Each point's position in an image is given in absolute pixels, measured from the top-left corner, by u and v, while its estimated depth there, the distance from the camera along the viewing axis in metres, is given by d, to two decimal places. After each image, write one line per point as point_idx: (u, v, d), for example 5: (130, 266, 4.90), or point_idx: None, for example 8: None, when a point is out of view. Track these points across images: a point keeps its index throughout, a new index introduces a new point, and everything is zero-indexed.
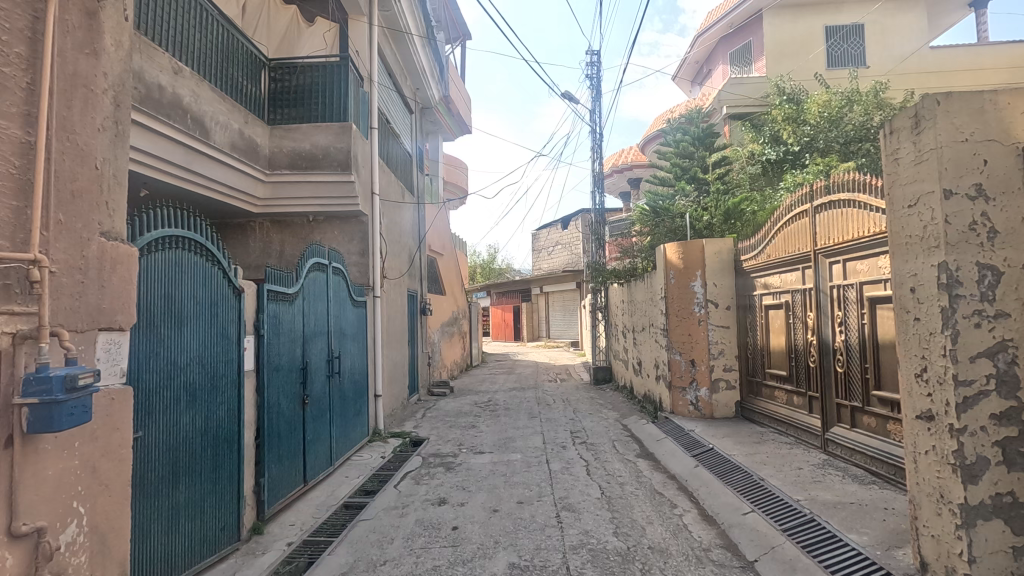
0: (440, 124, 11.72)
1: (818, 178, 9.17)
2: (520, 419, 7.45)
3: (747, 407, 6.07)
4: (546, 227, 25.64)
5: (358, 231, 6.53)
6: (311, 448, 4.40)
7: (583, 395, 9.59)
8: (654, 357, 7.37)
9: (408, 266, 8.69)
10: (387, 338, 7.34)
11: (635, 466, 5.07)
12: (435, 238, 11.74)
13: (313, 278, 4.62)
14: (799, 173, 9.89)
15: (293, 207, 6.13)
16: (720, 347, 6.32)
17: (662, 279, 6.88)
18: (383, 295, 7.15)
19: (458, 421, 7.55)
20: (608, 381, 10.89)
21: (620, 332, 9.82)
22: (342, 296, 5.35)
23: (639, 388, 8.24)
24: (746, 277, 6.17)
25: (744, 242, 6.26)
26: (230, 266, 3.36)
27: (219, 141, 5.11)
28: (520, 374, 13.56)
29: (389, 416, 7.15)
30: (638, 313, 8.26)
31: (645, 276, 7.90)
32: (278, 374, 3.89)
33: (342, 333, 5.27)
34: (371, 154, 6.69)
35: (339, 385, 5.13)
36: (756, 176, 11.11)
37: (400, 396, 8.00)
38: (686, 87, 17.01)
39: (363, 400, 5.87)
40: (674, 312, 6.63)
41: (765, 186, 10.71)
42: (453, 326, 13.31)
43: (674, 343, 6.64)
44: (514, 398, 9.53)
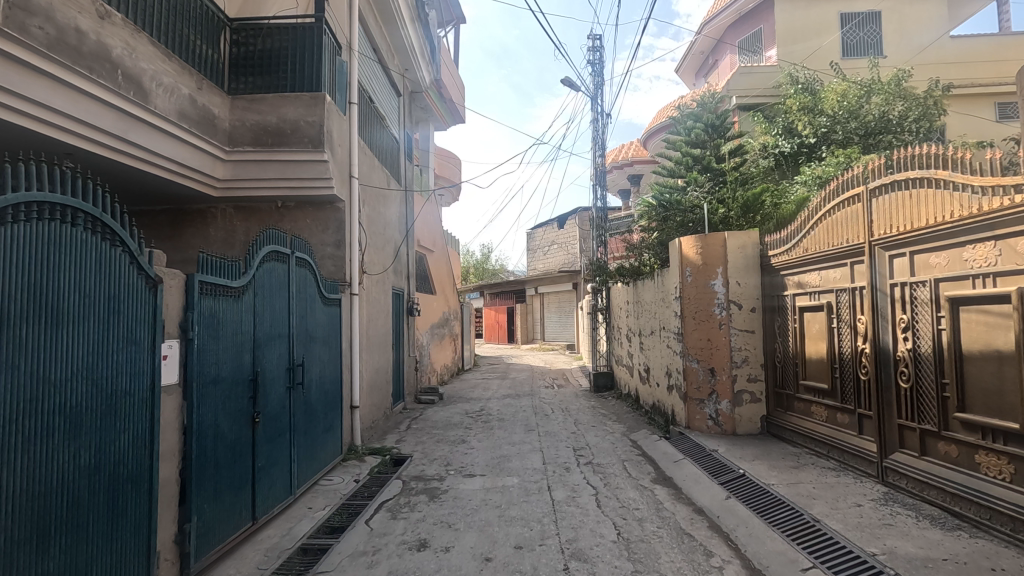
0: (432, 111, 10.95)
1: (840, 170, 8.44)
2: (516, 432, 6.68)
3: (776, 423, 5.33)
4: (542, 226, 24.95)
5: (333, 220, 5.74)
6: (264, 477, 3.61)
7: (584, 405, 8.84)
8: (665, 364, 6.63)
9: (393, 262, 7.90)
10: (367, 342, 6.55)
11: (653, 494, 4.31)
12: (425, 234, 10.99)
13: (270, 270, 3.82)
14: (816, 166, 9.18)
15: (257, 191, 5.33)
16: (744, 355, 5.58)
17: (677, 277, 6.13)
18: (363, 293, 6.36)
19: (446, 434, 6.77)
20: (609, 388, 10.14)
21: (624, 336, 9.09)
22: (311, 292, 4.59)
23: (647, 398, 7.50)
24: (774, 275, 5.42)
25: (772, 235, 5.51)
26: (141, 249, 2.55)
27: (163, 107, 4.32)
28: (515, 379, 12.80)
29: (368, 428, 6.36)
30: (647, 315, 7.51)
31: (654, 274, 7.16)
32: (217, 388, 3.09)
33: (308, 337, 4.49)
34: (349, 133, 5.90)
35: (304, 398, 4.35)
36: (769, 170, 10.40)
37: (383, 406, 7.21)
38: (690, 80, 16.34)
39: (334, 414, 5.08)
40: (690, 314, 5.88)
41: (780, 180, 9.97)
42: (444, 327, 12.53)
43: (690, 349, 5.88)
44: (509, 407, 8.77)
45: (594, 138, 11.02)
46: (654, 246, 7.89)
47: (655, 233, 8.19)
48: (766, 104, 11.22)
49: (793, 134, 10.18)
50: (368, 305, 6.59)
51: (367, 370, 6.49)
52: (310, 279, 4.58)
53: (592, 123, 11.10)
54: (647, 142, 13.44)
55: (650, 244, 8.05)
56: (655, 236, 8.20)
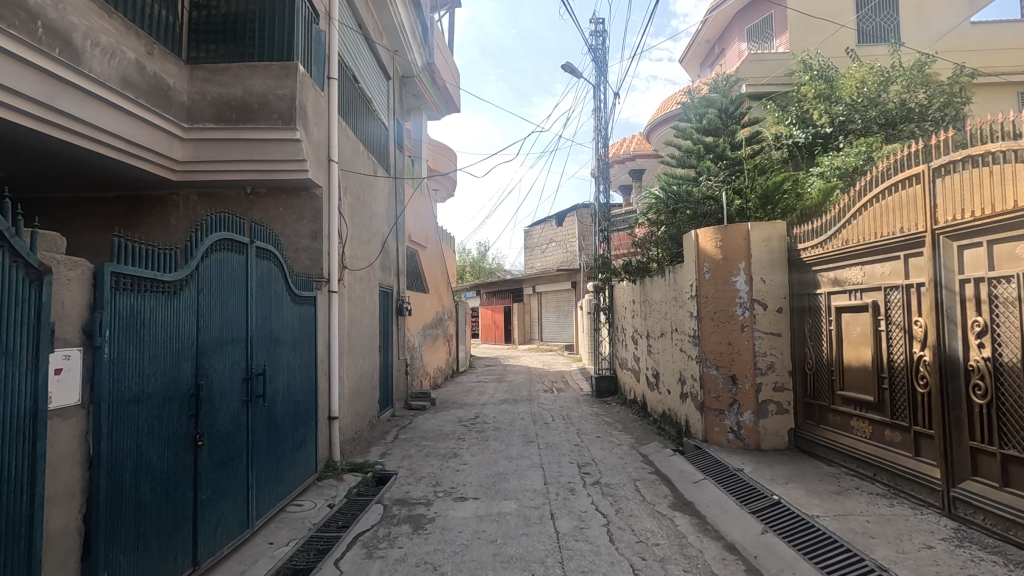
0: (424, 98, 10.35)
1: (863, 160, 7.82)
2: (514, 444, 6.08)
3: (807, 438, 4.73)
4: (540, 224, 24.36)
5: (308, 208, 5.12)
6: (210, 512, 2.98)
7: (586, 412, 8.24)
8: (678, 369, 6.04)
9: (380, 256, 7.26)
10: (350, 345, 5.93)
11: (673, 525, 3.71)
12: (418, 229, 10.38)
13: (221, 261, 3.20)
14: (834, 156, 8.57)
15: (221, 174, 4.70)
16: (769, 361, 4.99)
17: (692, 274, 5.53)
18: (344, 290, 5.74)
19: (437, 446, 6.16)
20: (613, 393, 9.54)
21: (629, 338, 8.50)
22: (277, 287, 3.97)
23: (657, 406, 6.90)
24: (805, 270, 4.83)
25: (801, 227, 4.92)
26: (17, 229, 1.90)
27: (102, 72, 3.70)
28: (512, 382, 12.20)
29: (350, 441, 5.74)
30: (656, 316, 6.91)
31: (664, 271, 6.57)
32: (142, 407, 2.46)
33: (273, 341, 3.88)
34: (327, 111, 5.27)
35: (268, 412, 3.73)
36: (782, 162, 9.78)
37: (368, 415, 6.60)
38: (694, 72, 15.77)
39: (306, 427, 4.46)
40: (708, 314, 5.29)
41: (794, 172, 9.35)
42: (437, 328, 11.93)
43: (708, 353, 5.29)
44: (506, 414, 8.17)
45: (596, 128, 10.42)
46: (663, 241, 7.24)
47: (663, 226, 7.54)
48: (777, 92, 10.59)
49: (807, 123, 9.55)
50: (350, 303, 5.96)
51: (349, 376, 5.87)
52: (276, 273, 3.97)
53: (594, 113, 10.48)
54: (651, 135, 12.86)
55: (658, 238, 7.40)
56: (663, 230, 7.55)
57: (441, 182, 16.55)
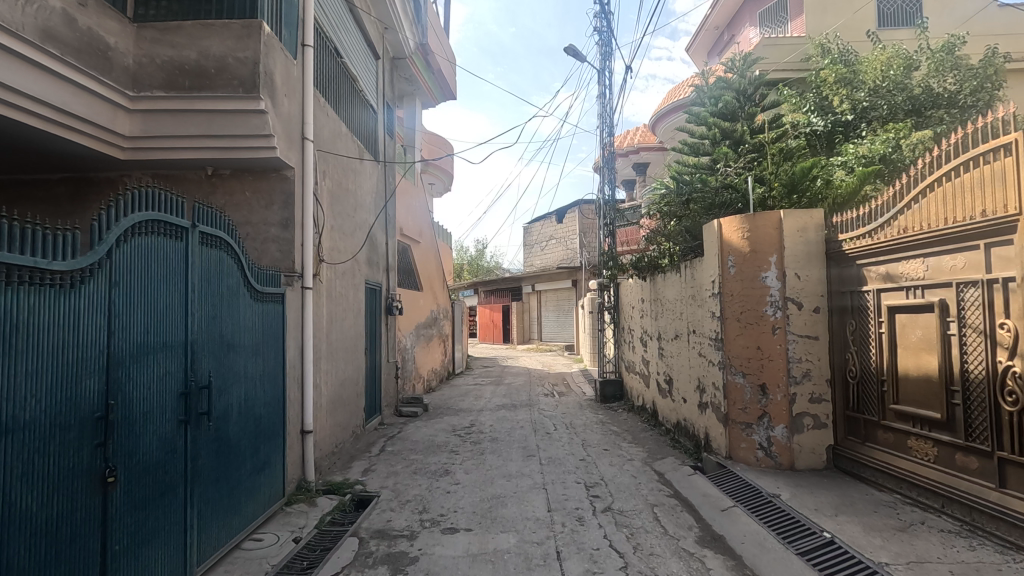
0: (417, 83, 9.73)
1: (890, 148, 7.16)
2: (513, 459, 5.45)
3: (850, 458, 4.12)
4: (540, 220, 23.71)
5: (279, 192, 4.49)
6: (129, 564, 2.35)
7: (591, 419, 7.61)
8: (696, 376, 5.41)
9: (365, 250, 6.62)
10: (329, 348, 5.29)
11: (704, 568, 3.08)
12: (410, 222, 9.75)
13: (148, 248, 2.56)
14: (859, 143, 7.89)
15: (175, 151, 4.08)
16: (804, 368, 4.36)
17: (714, 269, 4.91)
18: (322, 286, 5.09)
19: (427, 460, 5.53)
20: (619, 398, 8.91)
21: (638, 340, 7.88)
22: (229, 282, 3.33)
23: (670, 415, 6.28)
24: (848, 264, 4.20)
25: (842, 215, 4.30)
26: None
27: (15, 21, 3.07)
28: (510, 385, 11.58)
29: (327, 456, 5.10)
30: (669, 317, 6.29)
31: (680, 266, 5.93)
32: (12, 439, 1.83)
33: (225, 346, 3.24)
34: (301, 82, 4.63)
35: (217, 431, 3.09)
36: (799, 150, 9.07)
37: (351, 425, 5.97)
38: (701, 61, 15.13)
39: (270, 445, 3.83)
40: (734, 315, 4.67)
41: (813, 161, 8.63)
42: (432, 328, 11.30)
43: (732, 358, 4.67)
44: (504, 421, 7.54)
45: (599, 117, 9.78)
46: (675, 234, 6.57)
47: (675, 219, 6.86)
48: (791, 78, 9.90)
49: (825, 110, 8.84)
50: (328, 302, 5.31)
51: (327, 383, 5.22)
52: (230, 264, 3.34)
53: (597, 99, 9.83)
54: (658, 126, 12.54)
55: (670, 232, 6.73)
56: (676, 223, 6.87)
57: (437, 175, 15.93)
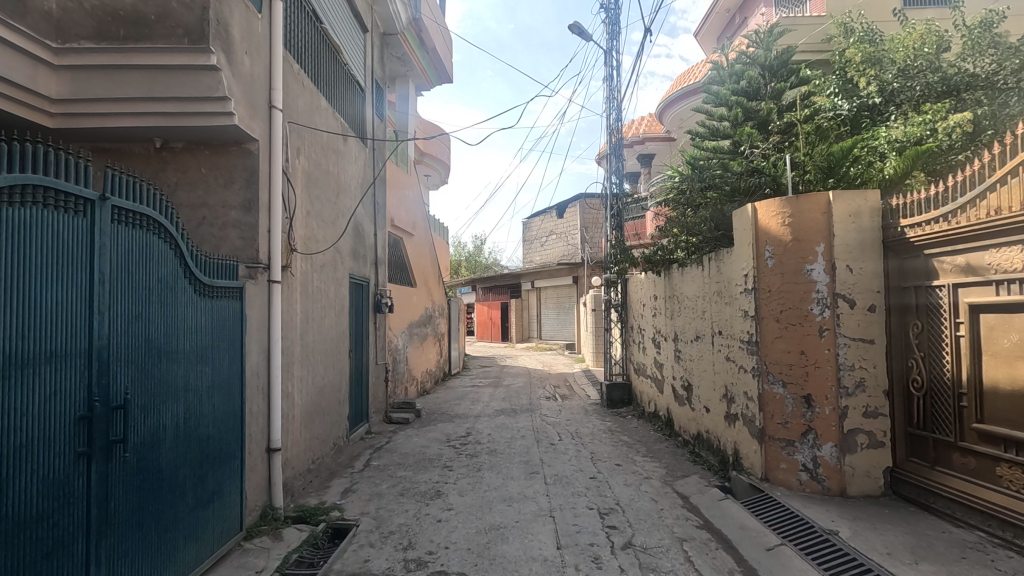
0: (411, 62, 9.05)
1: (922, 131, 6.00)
2: (514, 477, 4.81)
3: (916, 485, 3.47)
4: (540, 215, 23.03)
5: (241, 170, 3.83)
6: None
7: (598, 427, 6.97)
8: (722, 384, 4.76)
9: (349, 241, 5.95)
10: (303, 351, 4.62)
11: None
12: (403, 214, 9.08)
13: (28, 223, 1.90)
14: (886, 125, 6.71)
15: (114, 117, 3.44)
16: (858, 377, 3.71)
17: (747, 261, 4.25)
18: (295, 280, 4.43)
19: (417, 478, 4.88)
20: (627, 403, 8.26)
21: (649, 341, 7.23)
22: (161, 272, 2.66)
23: (689, 427, 5.63)
24: (914, 254, 3.55)
25: (905, 196, 3.65)
26: None
27: None
28: (509, 386, 10.93)
29: (301, 474, 4.45)
30: (689, 316, 5.62)
31: (702, 259, 5.27)
32: None
33: (156, 353, 2.57)
34: (267, 40, 3.95)
35: (140, 463, 2.42)
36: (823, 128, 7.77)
37: (331, 436, 5.31)
38: (710, 47, 14.44)
39: (222, 472, 3.16)
40: (772, 314, 4.03)
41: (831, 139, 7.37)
42: (426, 326, 10.65)
43: (769, 364, 4.03)
44: (503, 429, 6.89)
45: (606, 103, 9.13)
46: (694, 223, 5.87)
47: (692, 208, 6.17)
48: (812, 61, 9.11)
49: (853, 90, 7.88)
50: (303, 298, 4.64)
51: (301, 391, 4.56)
52: (162, 250, 2.66)
53: (604, 82, 9.16)
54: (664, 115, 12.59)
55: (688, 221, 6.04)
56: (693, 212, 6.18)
57: (433, 167, 15.23)
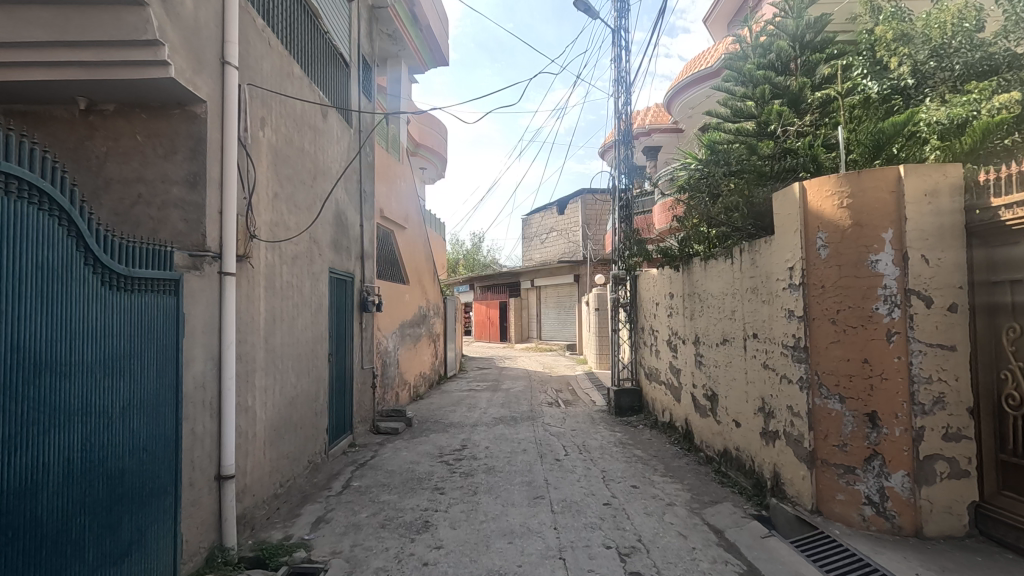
0: (403, 41, 8.37)
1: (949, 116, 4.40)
2: (515, 504, 4.14)
3: (1014, 526, 2.81)
4: (540, 212, 22.34)
5: (185, 137, 3.15)
6: None
7: (607, 439, 6.30)
8: (758, 396, 4.09)
9: (328, 231, 5.27)
10: (269, 357, 3.94)
11: None
12: (394, 206, 8.40)
13: None
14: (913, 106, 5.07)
15: (23, 68, 2.82)
16: (935, 392, 3.04)
17: (793, 251, 3.58)
18: (258, 272, 3.75)
19: (402, 503, 4.21)
20: (637, 410, 7.62)
21: (664, 344, 6.55)
22: (40, 256, 1.97)
23: (714, 443, 4.95)
24: (1008, 242, 2.89)
25: (996, 171, 2.98)
26: None
27: None
28: (508, 391, 10.25)
29: (263, 503, 3.76)
30: (715, 317, 4.94)
31: (732, 251, 4.59)
32: None
33: (30, 366, 1.89)
34: None
35: (1, 520, 1.75)
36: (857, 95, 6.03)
37: (306, 454, 4.64)
38: (719, 34, 13.76)
39: (148, 512, 2.49)
40: (826, 314, 3.35)
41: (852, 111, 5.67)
42: (420, 326, 9.98)
43: (822, 374, 3.37)
44: (502, 441, 6.23)
45: (615, 86, 8.52)
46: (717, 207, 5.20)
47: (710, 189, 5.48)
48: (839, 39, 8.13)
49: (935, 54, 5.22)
50: (269, 294, 3.96)
51: (267, 404, 3.88)
52: (43, 226, 1.97)
53: (612, 64, 8.53)
54: (673, 103, 12.04)
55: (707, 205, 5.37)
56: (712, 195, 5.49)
57: (429, 159, 14.55)
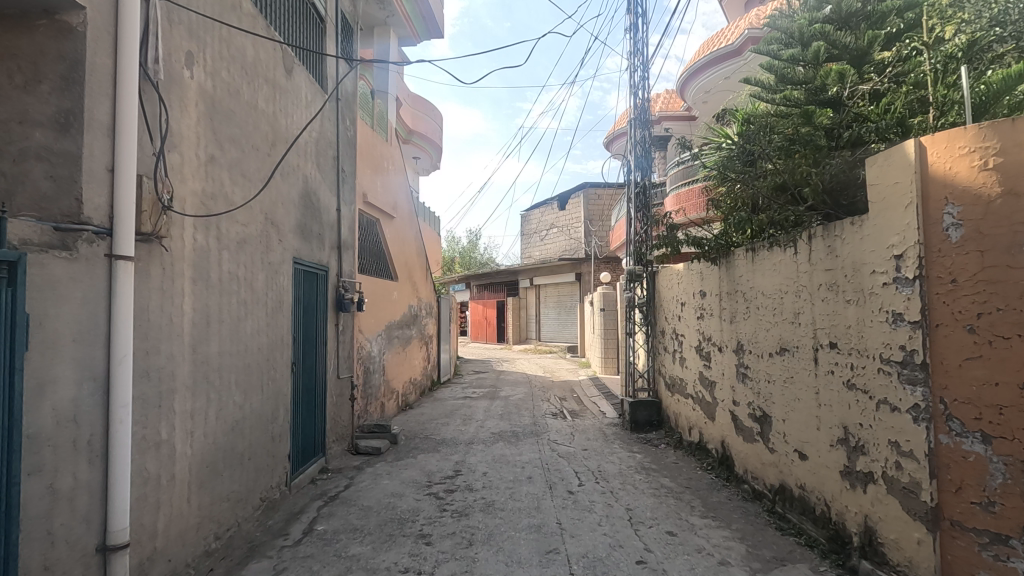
0: (391, 5, 7.41)
1: None
2: (523, 562, 3.19)
3: None
4: (540, 207, 21.40)
5: (55, 59, 2.18)
6: None
7: (626, 463, 5.36)
8: (838, 424, 3.16)
9: (292, 213, 4.31)
10: (199, 371, 2.98)
11: None
12: (380, 194, 7.42)
13: None
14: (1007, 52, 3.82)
15: None
16: None
17: (905, 233, 2.63)
18: (180, 258, 2.79)
19: (376, 559, 3.26)
20: (655, 425, 6.69)
21: (693, 351, 5.62)
22: None
23: (767, 477, 4.02)
24: None
25: None
26: None
27: None
28: (507, 399, 9.31)
29: (185, 568, 2.80)
30: (768, 320, 4.01)
31: (796, 237, 3.64)
32: None
33: None
34: None
35: None
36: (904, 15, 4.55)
37: (258, 490, 3.68)
38: (736, 16, 12.82)
39: None
40: (959, 319, 2.42)
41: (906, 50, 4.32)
42: (410, 328, 9.04)
43: (951, 403, 2.43)
44: (502, 465, 5.29)
45: (630, 59, 7.63)
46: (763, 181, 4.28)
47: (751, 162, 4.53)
48: None
49: (1000, 19, 3.84)
50: (200, 287, 3.00)
51: (195, 434, 2.92)
52: None
53: (627, 33, 7.65)
54: (687, 87, 11.10)
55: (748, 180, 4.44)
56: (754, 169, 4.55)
57: (423, 148, 13.58)
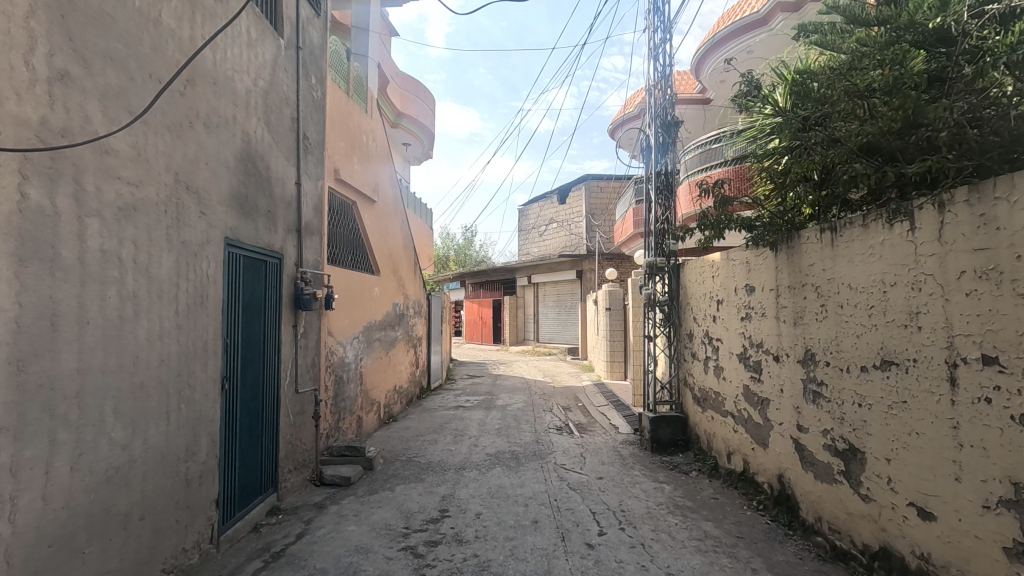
0: None
1: None
2: None
3: None
4: (538, 201, 20.41)
5: None
6: None
7: (655, 499, 4.32)
8: (1001, 479, 2.14)
9: (222, 179, 3.24)
10: (32, 401, 1.93)
11: None
12: (358, 173, 6.34)
13: None
14: None
15: None
16: None
17: None
18: None
19: None
20: (680, 446, 5.67)
21: (734, 360, 4.60)
22: None
23: (857, 533, 2.99)
24: None
25: None
26: None
27: None
28: (505, 409, 8.27)
29: None
30: (861, 322, 2.97)
31: (914, 206, 2.61)
32: None
33: None
34: None
35: None
36: None
37: (158, 561, 2.62)
38: None
39: None
40: None
41: None
42: (396, 329, 8.00)
43: None
44: (502, 501, 4.25)
45: (648, 19, 6.61)
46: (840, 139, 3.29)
47: (819, 118, 3.53)
48: None
49: None
50: (36, 271, 1.94)
51: (19, 502, 1.87)
52: None
53: None
54: (702, 65, 10.12)
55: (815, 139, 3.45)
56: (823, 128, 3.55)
57: (414, 134, 12.53)
